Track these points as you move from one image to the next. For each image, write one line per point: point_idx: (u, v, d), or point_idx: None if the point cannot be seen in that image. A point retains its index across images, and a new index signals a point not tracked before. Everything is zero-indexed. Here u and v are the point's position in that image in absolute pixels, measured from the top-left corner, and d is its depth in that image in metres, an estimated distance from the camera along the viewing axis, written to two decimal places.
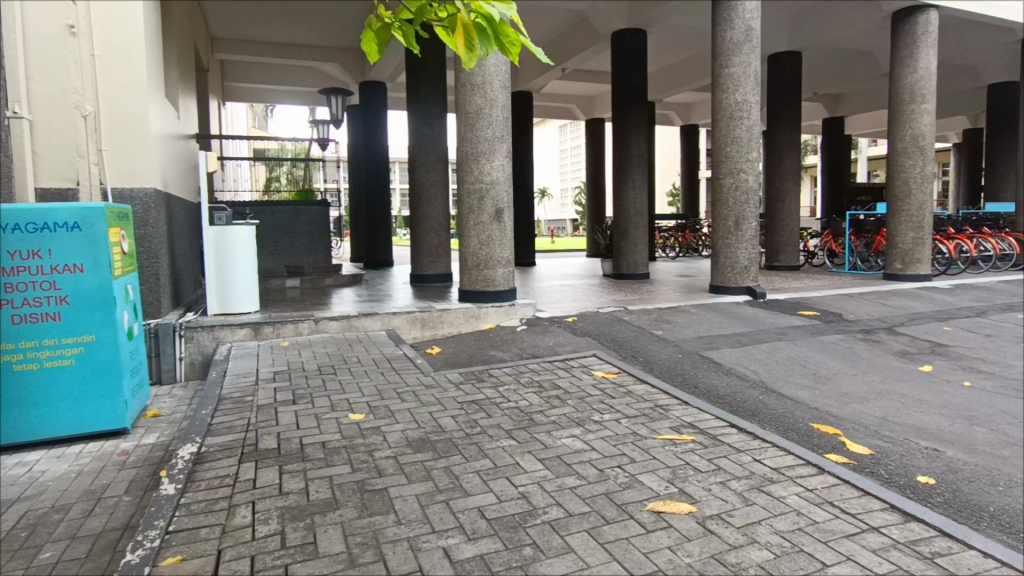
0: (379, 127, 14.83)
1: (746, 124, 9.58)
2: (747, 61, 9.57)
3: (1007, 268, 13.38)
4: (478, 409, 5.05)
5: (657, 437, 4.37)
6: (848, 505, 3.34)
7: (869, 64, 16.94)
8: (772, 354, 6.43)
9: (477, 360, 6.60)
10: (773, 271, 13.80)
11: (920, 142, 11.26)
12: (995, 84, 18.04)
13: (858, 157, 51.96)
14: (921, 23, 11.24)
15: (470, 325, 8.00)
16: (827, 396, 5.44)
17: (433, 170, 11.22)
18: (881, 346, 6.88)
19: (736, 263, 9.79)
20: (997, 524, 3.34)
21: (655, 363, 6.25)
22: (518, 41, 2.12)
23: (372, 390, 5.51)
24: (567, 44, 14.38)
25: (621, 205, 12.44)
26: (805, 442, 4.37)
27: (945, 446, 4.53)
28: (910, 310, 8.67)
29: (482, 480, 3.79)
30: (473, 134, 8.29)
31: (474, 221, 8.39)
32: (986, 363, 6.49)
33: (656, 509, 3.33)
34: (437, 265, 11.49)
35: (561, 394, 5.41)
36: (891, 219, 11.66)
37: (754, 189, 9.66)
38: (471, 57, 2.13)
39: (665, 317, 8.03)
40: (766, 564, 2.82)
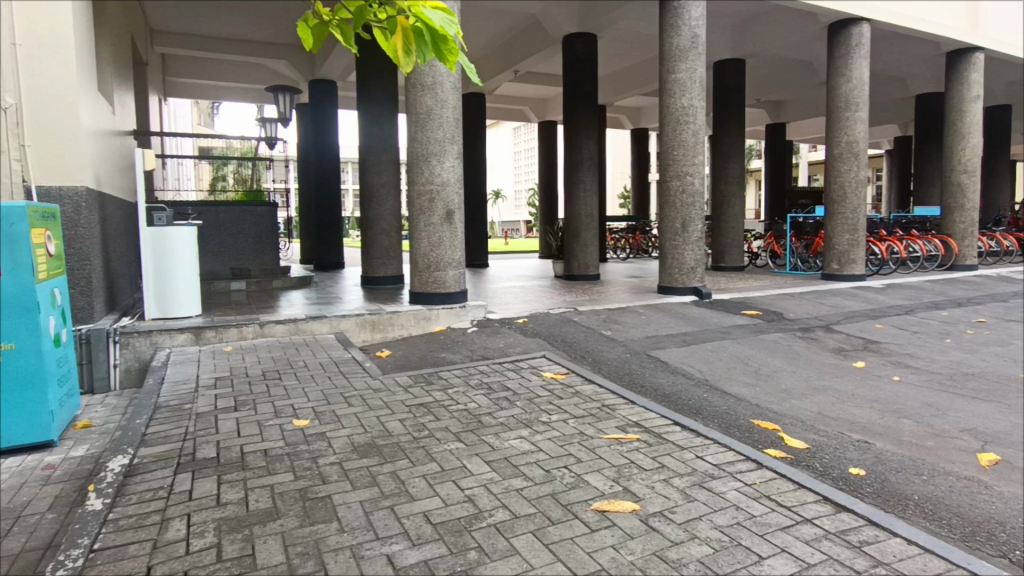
0: (330, 126, 14.61)
1: (692, 129, 9.81)
2: (692, 67, 9.79)
3: (933, 267, 14.15)
4: (426, 413, 4.99)
5: (603, 436, 4.41)
6: (784, 498, 3.44)
7: (808, 73, 17.62)
8: (715, 353, 6.59)
9: (426, 362, 6.52)
10: (719, 272, 14.20)
11: (855, 148, 11.76)
12: (923, 95, 19.06)
13: (799, 162, 54.17)
14: (855, 35, 11.75)
15: (420, 327, 7.89)
16: (766, 393, 5.61)
17: (384, 170, 11.06)
18: (818, 343, 7.15)
19: (683, 263, 10.01)
20: (921, 512, 3.48)
21: (604, 363, 6.31)
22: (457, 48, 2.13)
23: (318, 395, 5.37)
24: (519, 46, 14.40)
25: (572, 206, 12.56)
26: (745, 438, 4.48)
27: (875, 438, 4.71)
28: (845, 308, 9.05)
29: (428, 484, 3.73)
30: (423, 135, 8.19)
31: (425, 223, 8.30)
32: (913, 358, 6.82)
33: (601, 508, 3.35)
34: (388, 267, 11.33)
35: (510, 395, 5.41)
36: (828, 222, 12.16)
37: (699, 192, 9.90)
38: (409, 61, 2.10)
39: (614, 317, 8.14)
40: (705, 560, 2.87)
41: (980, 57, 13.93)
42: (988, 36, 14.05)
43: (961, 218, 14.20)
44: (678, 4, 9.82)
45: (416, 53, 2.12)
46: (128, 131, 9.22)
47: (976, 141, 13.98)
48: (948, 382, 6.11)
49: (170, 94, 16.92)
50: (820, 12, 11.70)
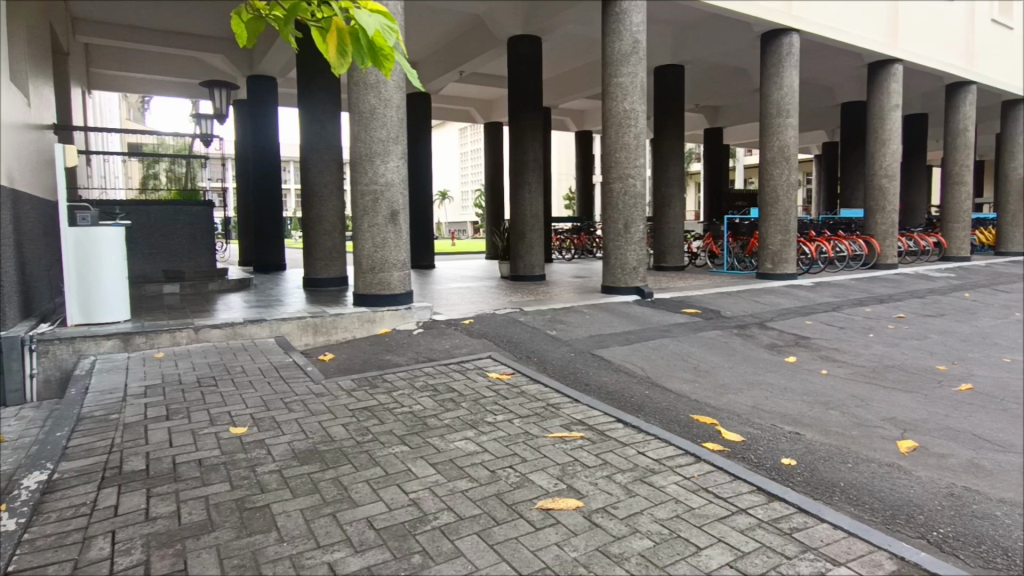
0: (270, 123, 14.17)
1: (634, 132, 10.03)
2: (634, 72, 10.00)
3: (858, 266, 14.97)
4: (370, 416, 4.89)
5: (547, 435, 4.44)
6: (720, 490, 3.56)
7: (742, 80, 18.33)
8: (657, 351, 6.76)
9: (370, 365, 6.41)
10: (660, 272, 14.59)
11: (787, 152, 12.30)
12: (848, 103, 20.15)
13: (736, 165, 56.32)
14: (785, 45, 12.30)
15: (365, 329, 7.75)
16: (705, 389, 5.78)
17: (326, 170, 10.80)
18: (753, 340, 7.44)
19: (626, 264, 10.22)
20: (847, 497, 3.66)
21: (549, 363, 6.36)
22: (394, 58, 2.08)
23: (256, 401, 5.19)
24: (463, 47, 14.36)
25: (517, 208, 12.64)
26: (685, 433, 4.61)
27: (805, 429, 4.91)
28: (778, 306, 9.46)
29: (371, 489, 3.67)
30: (367, 134, 8.05)
31: (369, 223, 8.15)
32: (840, 352, 7.18)
33: (545, 506, 3.37)
34: (331, 269, 11.08)
35: (455, 396, 5.38)
36: (762, 223, 12.69)
37: (641, 194, 10.14)
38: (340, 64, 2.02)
39: (559, 317, 8.24)
40: (645, 553, 2.94)
41: (898, 69, 14.83)
42: (905, 49, 14.98)
43: (883, 220, 15.07)
44: (619, 10, 10.01)
45: (354, 56, 2.07)
46: (46, 126, 8.69)
47: (896, 148, 14.86)
48: (871, 374, 6.45)
49: (94, 87, 16.02)
50: (754, 22, 12.18)
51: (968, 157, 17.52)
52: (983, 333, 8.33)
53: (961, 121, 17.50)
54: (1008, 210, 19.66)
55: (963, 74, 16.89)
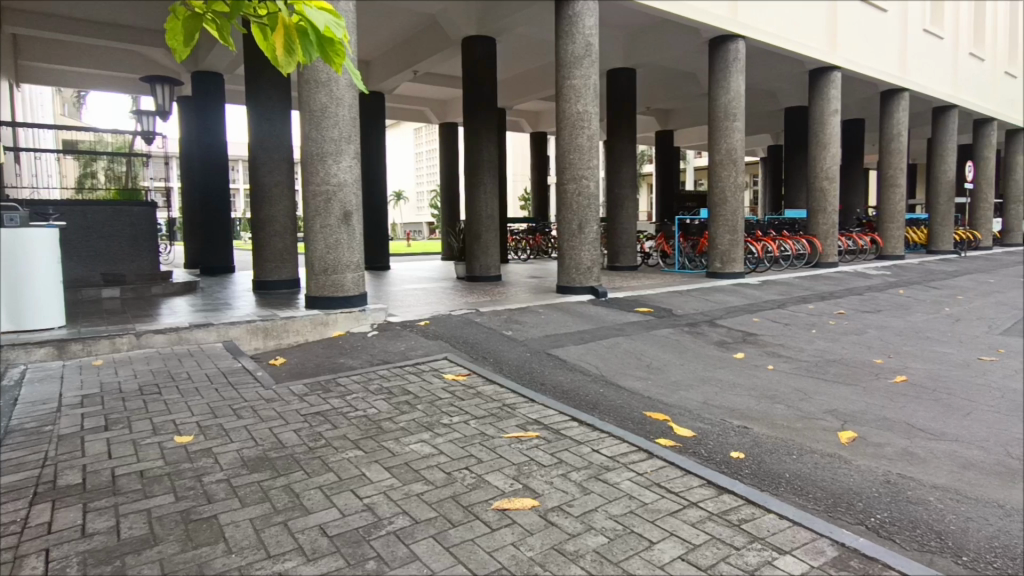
0: (217, 122, 13.73)
1: (587, 134, 10.14)
2: (586, 74, 10.12)
3: (801, 265, 15.57)
4: (323, 422, 4.79)
5: (503, 436, 4.45)
6: (672, 484, 3.64)
7: (692, 85, 18.78)
8: (611, 350, 6.86)
9: (323, 369, 6.27)
10: (614, 271, 14.82)
11: (734, 155, 12.66)
12: (791, 108, 20.92)
13: (686, 167, 57.74)
14: (731, 52, 12.69)
15: (318, 332, 7.57)
16: (657, 386, 5.90)
17: (276, 169, 10.52)
18: (703, 337, 7.65)
19: (580, 264, 10.34)
20: (792, 488, 3.79)
21: (505, 363, 6.37)
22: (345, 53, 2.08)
23: (203, 408, 5.01)
24: (416, 46, 14.22)
25: (472, 208, 12.62)
26: (639, 430, 4.69)
27: (753, 423, 5.04)
28: (726, 304, 9.75)
29: (324, 496, 3.59)
30: (319, 133, 7.88)
31: (321, 224, 7.99)
32: (784, 348, 7.44)
33: (501, 506, 3.38)
34: (282, 271, 10.83)
35: (410, 399, 5.32)
36: (712, 224, 13.03)
37: (594, 196, 10.27)
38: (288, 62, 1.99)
39: (515, 317, 8.26)
40: (601, 549, 2.97)
41: (837, 76, 15.47)
42: (844, 57, 15.66)
43: (824, 221, 15.69)
44: (573, 12, 10.11)
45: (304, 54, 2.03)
46: None
47: (835, 152, 15.52)
48: (814, 368, 6.70)
49: (25, 80, 15.16)
50: (702, 28, 12.51)
51: (901, 161, 18.43)
52: (917, 328, 8.73)
53: (895, 126, 18.38)
54: (938, 211, 20.75)
55: (897, 82, 17.75)
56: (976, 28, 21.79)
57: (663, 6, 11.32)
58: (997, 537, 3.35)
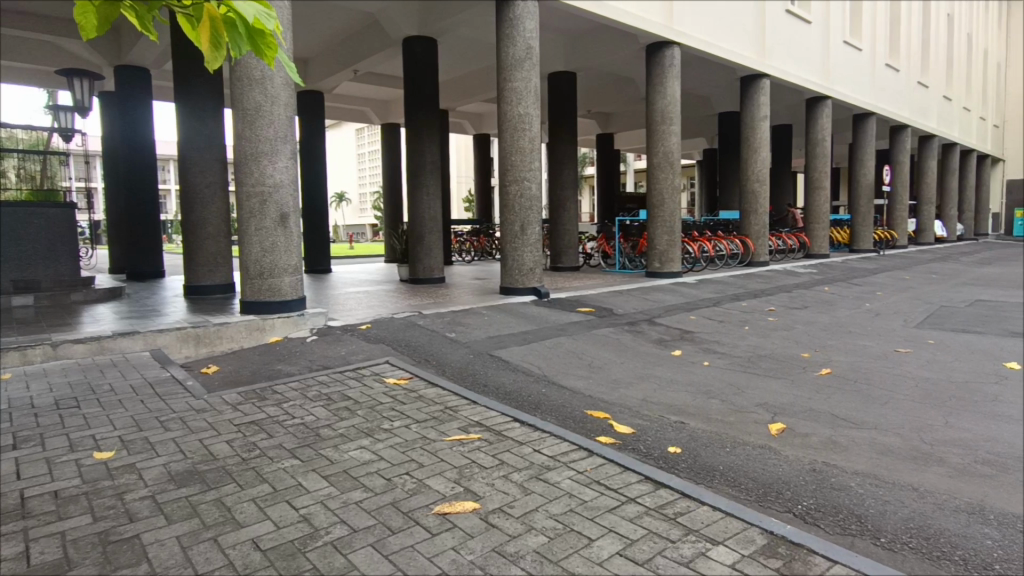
0: (144, 119, 13.07)
1: (529, 136, 10.20)
2: (527, 77, 10.18)
3: (736, 264, 16.15)
4: (257, 431, 4.61)
5: (445, 439, 4.41)
6: (611, 481, 3.70)
7: (631, 89, 19.20)
8: (554, 350, 6.92)
9: (259, 376, 6.03)
10: (557, 272, 15.00)
11: (671, 158, 13.01)
12: (725, 113, 21.72)
13: (626, 169, 58.86)
14: (667, 58, 13.06)
15: (254, 338, 7.28)
16: (599, 384, 5.99)
17: (208, 169, 10.09)
18: (643, 335, 7.83)
19: (523, 265, 10.38)
20: (725, 480, 3.91)
21: (448, 365, 6.33)
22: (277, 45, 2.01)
23: (127, 421, 4.74)
24: (355, 45, 13.95)
25: (415, 210, 12.49)
26: (579, 429, 4.75)
27: (689, 418, 5.17)
28: (665, 303, 10.00)
29: (257, 508, 3.45)
30: (252, 133, 7.61)
31: (256, 226, 7.71)
32: (719, 344, 7.71)
33: (441, 511, 3.34)
34: (216, 275, 10.42)
35: (350, 404, 5.20)
36: (651, 225, 13.35)
37: (537, 197, 10.35)
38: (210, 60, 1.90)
39: (458, 319, 8.20)
40: (540, 549, 2.98)
41: (766, 83, 16.18)
42: (772, 65, 16.39)
43: (756, 221, 16.31)
44: (513, 15, 10.15)
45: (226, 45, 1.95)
46: None
47: (765, 156, 16.18)
48: (746, 362, 6.96)
49: None
50: (640, 34, 12.81)
51: (825, 164, 19.43)
52: (840, 323, 9.19)
53: (819, 132, 19.34)
54: (859, 212, 21.99)
55: (821, 90, 18.70)
56: (892, 40, 23.22)
57: (601, 12, 11.52)
58: (912, 518, 3.54)
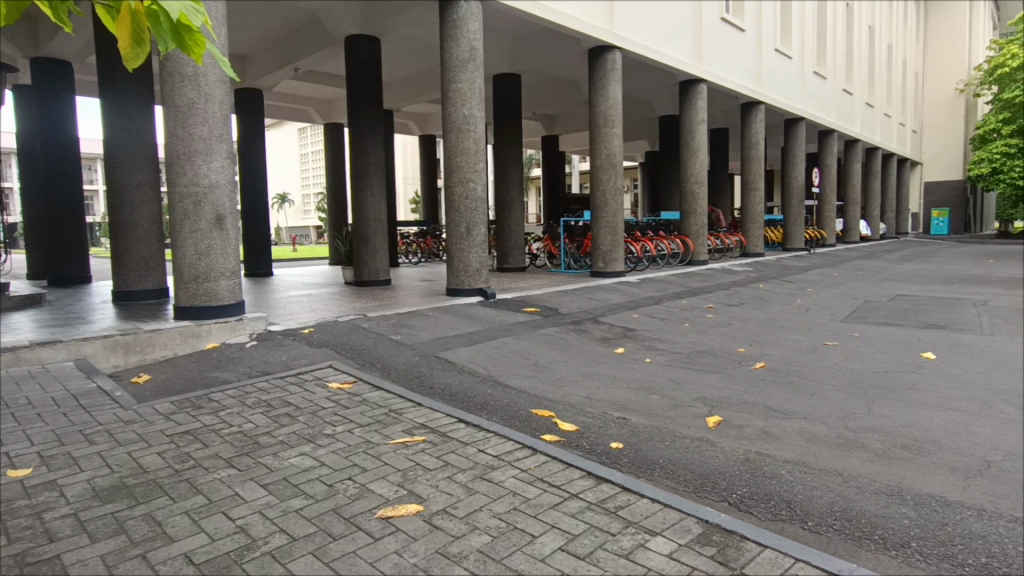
0: (67, 114, 12.33)
1: (473, 137, 10.20)
2: (472, 78, 10.17)
3: (677, 263, 16.60)
4: (192, 441, 4.44)
5: (389, 442, 4.36)
6: (555, 478, 3.75)
7: (575, 91, 19.46)
8: (499, 350, 6.96)
9: (194, 385, 5.79)
10: (503, 272, 15.09)
11: (613, 160, 13.26)
12: (665, 116, 22.33)
13: (572, 170, 59.54)
14: (609, 62, 13.33)
15: (188, 345, 6.98)
16: (543, 383, 6.05)
17: (137, 169, 9.61)
18: (587, 334, 7.97)
19: (469, 266, 10.36)
20: (665, 473, 4.02)
21: (393, 368, 6.26)
22: (206, 45, 2.00)
23: (47, 436, 4.47)
24: (296, 42, 13.59)
25: (359, 212, 12.30)
26: (525, 428, 4.78)
27: (631, 413, 5.30)
28: (609, 301, 10.19)
29: (190, 521, 3.32)
30: (185, 131, 7.30)
31: (190, 228, 7.40)
32: (661, 341, 7.93)
33: (385, 515, 3.30)
34: (148, 279, 9.97)
35: (291, 410, 5.07)
36: (594, 226, 13.58)
37: (482, 198, 10.37)
38: (134, 58, 1.84)
39: (404, 321, 8.13)
40: (484, 548, 2.99)
41: (703, 88, 16.73)
42: (709, 71, 16.95)
43: (695, 221, 16.83)
44: (456, 16, 10.13)
45: (151, 41, 1.89)
46: None
47: (703, 158, 16.72)
48: (686, 358, 7.17)
49: None
50: (582, 38, 13.02)
51: (760, 167, 20.25)
52: (773, 318, 9.61)
53: (754, 135, 20.15)
54: (791, 213, 23.03)
55: (755, 95, 19.47)
56: (820, 49, 24.40)
57: (543, 15, 11.64)
58: (837, 502, 3.74)
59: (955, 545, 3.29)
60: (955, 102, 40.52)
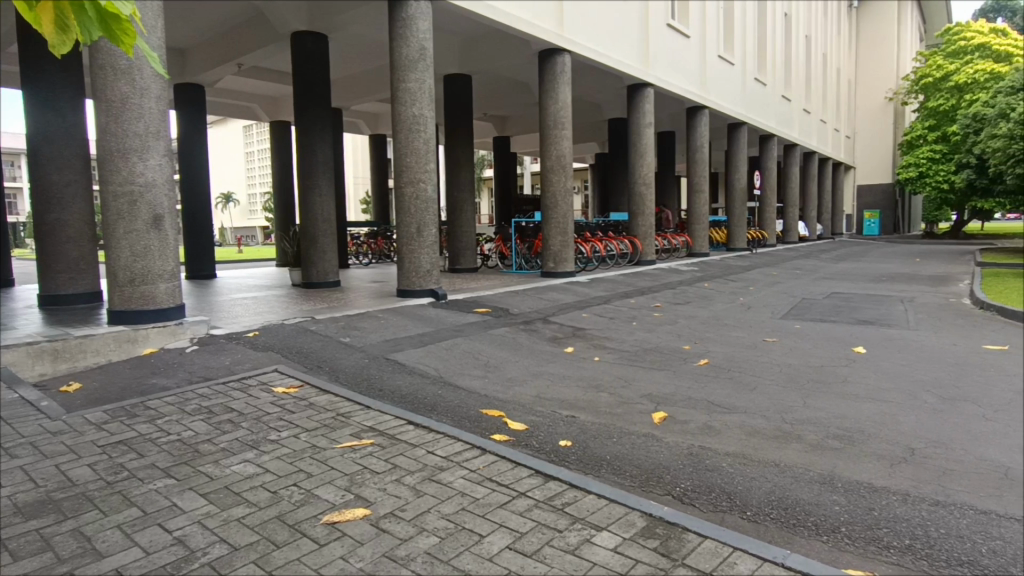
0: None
1: (424, 137, 10.13)
2: (421, 78, 10.09)
3: (626, 263, 16.94)
4: (126, 451, 4.25)
5: (336, 446, 4.29)
6: (503, 477, 3.77)
7: (526, 93, 19.57)
8: (450, 351, 6.94)
9: (130, 392, 5.54)
10: (455, 273, 15.07)
11: (563, 161, 13.42)
12: (614, 119, 22.73)
13: (524, 171, 59.82)
14: (558, 64, 13.48)
15: (123, 351, 6.66)
16: (494, 383, 6.07)
17: (67, 167, 9.12)
18: (537, 334, 8.04)
19: (420, 267, 10.28)
20: (612, 469, 4.10)
21: (342, 371, 6.15)
22: (135, 32, 1.91)
23: None
24: (239, 38, 13.17)
25: (307, 212, 12.04)
26: (474, 428, 4.78)
27: (579, 411, 5.37)
28: (559, 301, 10.30)
29: (123, 535, 3.18)
30: (119, 127, 6.98)
31: (125, 229, 7.07)
32: (609, 340, 8.07)
33: (330, 520, 3.25)
34: (80, 283, 9.49)
35: (234, 417, 4.91)
36: (545, 226, 13.70)
37: (432, 199, 10.30)
38: (60, 45, 1.74)
39: (353, 323, 8.00)
40: (432, 550, 2.98)
41: (650, 92, 17.11)
42: (655, 75, 17.35)
43: (643, 222, 17.20)
44: (406, 15, 10.03)
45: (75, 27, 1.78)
46: None
47: (650, 160, 17.10)
48: (633, 356, 7.31)
49: None
50: (532, 40, 13.11)
51: (705, 170, 20.85)
52: (717, 316, 9.92)
53: (698, 139, 20.73)
54: (735, 214, 23.82)
55: (699, 100, 20.04)
56: (760, 56, 25.32)
57: (493, 16, 11.66)
58: (774, 491, 3.89)
59: (881, 529, 3.47)
60: (885, 109, 42.75)
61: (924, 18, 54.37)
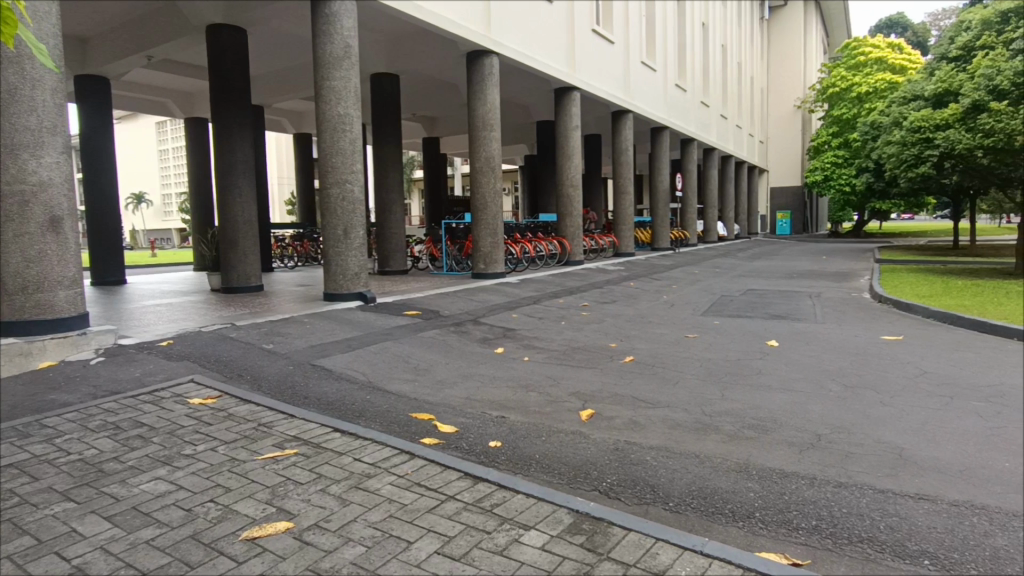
0: None
1: (350, 137, 9.89)
2: (346, 76, 9.86)
3: (555, 263, 17.18)
4: (18, 475, 3.91)
5: (257, 458, 4.12)
6: (432, 481, 3.74)
7: (455, 94, 19.51)
8: (378, 355, 6.82)
9: (26, 410, 5.10)
10: (384, 276, 14.82)
11: (493, 162, 13.46)
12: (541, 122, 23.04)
13: (455, 172, 59.63)
14: (487, 66, 13.53)
15: (16, 365, 6.11)
16: (424, 386, 6.01)
17: None
18: (467, 335, 8.01)
19: (347, 270, 10.03)
20: (541, 467, 4.15)
21: (264, 379, 5.91)
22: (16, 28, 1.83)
23: None
24: (149, 29, 12.40)
25: (225, 214, 11.50)
26: (403, 433, 4.71)
27: (509, 411, 5.40)
28: (489, 302, 10.33)
29: (14, 566, 2.93)
30: (7, 122, 6.42)
31: (14, 233, 6.52)
32: (539, 339, 8.15)
33: (249, 536, 3.11)
34: None
35: (144, 432, 4.62)
36: (475, 227, 13.70)
37: (359, 200, 10.08)
38: None
39: (276, 329, 7.70)
40: (357, 560, 2.91)
41: (577, 96, 17.45)
42: (581, 79, 17.71)
43: (571, 223, 17.50)
44: (330, 11, 9.77)
45: None
46: None
47: (578, 162, 17.42)
48: (562, 355, 7.42)
49: None
50: (460, 41, 13.07)
51: (630, 172, 21.44)
52: (642, 314, 10.23)
53: (624, 142, 21.30)
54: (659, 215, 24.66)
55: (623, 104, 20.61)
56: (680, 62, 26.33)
57: (419, 15, 11.54)
58: (694, 482, 4.05)
59: (792, 512, 3.69)
60: (794, 116, 45.50)
61: (827, 32, 58.29)
